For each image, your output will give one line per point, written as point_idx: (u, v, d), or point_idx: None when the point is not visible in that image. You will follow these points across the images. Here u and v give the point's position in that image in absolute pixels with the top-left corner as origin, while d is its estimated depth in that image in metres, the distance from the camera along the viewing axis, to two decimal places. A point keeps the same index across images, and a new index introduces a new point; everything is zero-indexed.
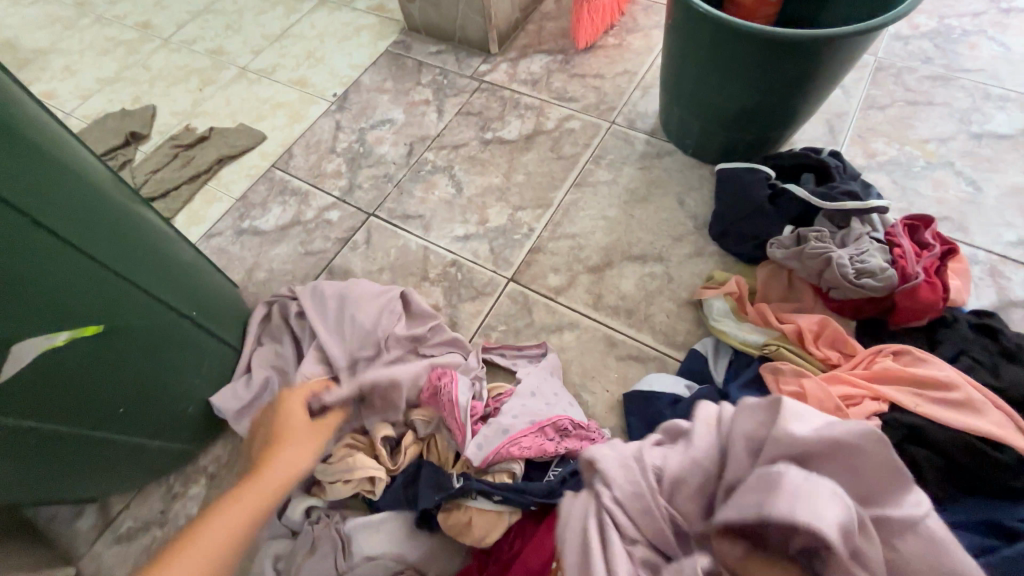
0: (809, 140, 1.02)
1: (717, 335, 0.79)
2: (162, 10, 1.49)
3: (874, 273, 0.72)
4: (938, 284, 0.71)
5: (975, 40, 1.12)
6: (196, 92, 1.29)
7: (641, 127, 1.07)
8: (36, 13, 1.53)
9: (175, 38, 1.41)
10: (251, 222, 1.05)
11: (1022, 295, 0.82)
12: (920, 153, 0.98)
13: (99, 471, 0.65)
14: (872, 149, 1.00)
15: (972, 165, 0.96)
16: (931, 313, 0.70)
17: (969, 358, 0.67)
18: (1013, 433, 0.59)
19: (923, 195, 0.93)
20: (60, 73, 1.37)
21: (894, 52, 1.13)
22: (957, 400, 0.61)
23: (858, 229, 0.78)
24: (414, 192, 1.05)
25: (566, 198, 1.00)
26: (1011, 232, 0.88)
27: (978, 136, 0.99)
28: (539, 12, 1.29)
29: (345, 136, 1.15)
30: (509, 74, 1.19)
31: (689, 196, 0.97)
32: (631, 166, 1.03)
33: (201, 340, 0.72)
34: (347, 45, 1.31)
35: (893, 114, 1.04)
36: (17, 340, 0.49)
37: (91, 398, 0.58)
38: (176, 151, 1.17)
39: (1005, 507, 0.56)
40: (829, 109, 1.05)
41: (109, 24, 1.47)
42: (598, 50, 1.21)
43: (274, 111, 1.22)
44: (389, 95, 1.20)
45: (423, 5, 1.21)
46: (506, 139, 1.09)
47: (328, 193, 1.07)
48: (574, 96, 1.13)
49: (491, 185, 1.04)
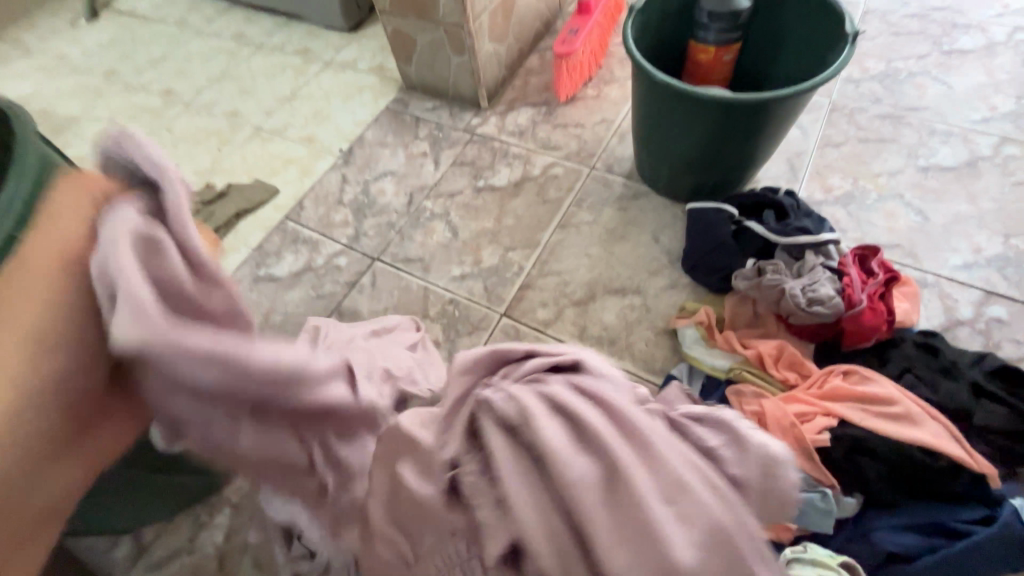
0: (771, 178, 1.12)
1: (690, 361, 0.87)
2: (182, 77, 1.63)
3: (823, 301, 0.80)
4: (881, 309, 0.80)
5: (920, 81, 1.23)
6: (215, 151, 1.42)
7: (618, 171, 1.18)
8: (68, 83, 1.68)
9: (195, 103, 1.55)
10: (267, 269, 1.16)
11: (966, 314, 0.90)
12: (873, 186, 1.08)
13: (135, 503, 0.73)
14: (829, 184, 1.10)
15: (920, 195, 1.06)
16: (876, 335, 0.79)
17: (912, 376, 0.76)
18: (946, 441, 0.68)
19: (876, 225, 1.03)
20: (92, 138, 1.51)
21: (847, 93, 1.23)
22: (897, 414, 0.70)
23: (812, 261, 0.86)
24: (414, 237, 1.15)
25: (552, 238, 1.10)
26: (956, 256, 0.97)
27: (925, 169, 1.09)
28: (524, 67, 1.42)
29: (351, 188, 1.26)
30: (498, 126, 1.31)
31: (663, 233, 1.07)
32: (610, 207, 1.13)
33: None
34: (351, 104, 1.44)
35: (847, 151, 1.14)
36: None
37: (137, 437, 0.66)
38: (197, 207, 1.28)
39: (945, 507, 0.66)
40: (789, 148, 1.16)
41: (136, 91, 1.62)
42: (578, 101, 1.33)
43: (285, 166, 1.34)
44: (390, 149, 1.32)
45: (419, 67, 1.35)
46: (496, 187, 1.20)
47: (337, 240, 1.17)
48: (557, 145, 1.25)
49: (484, 228, 1.14)
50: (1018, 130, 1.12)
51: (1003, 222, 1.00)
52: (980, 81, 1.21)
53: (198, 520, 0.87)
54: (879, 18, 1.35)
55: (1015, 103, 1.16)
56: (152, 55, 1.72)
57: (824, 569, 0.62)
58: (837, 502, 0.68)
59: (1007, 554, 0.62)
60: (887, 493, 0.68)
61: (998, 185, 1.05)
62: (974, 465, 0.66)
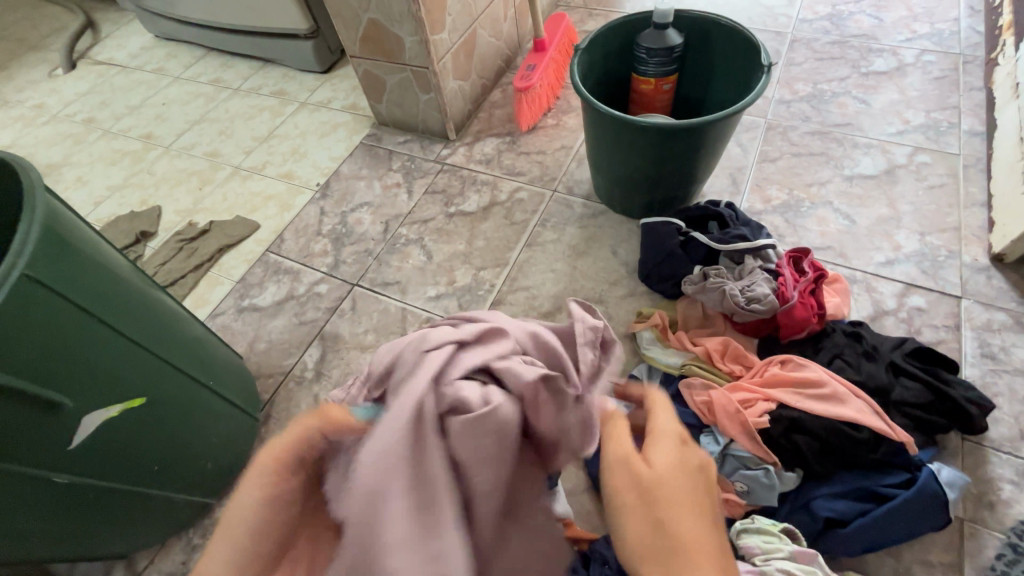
0: (715, 193, 1.23)
1: (649, 361, 0.95)
2: (163, 121, 1.70)
3: (760, 299, 0.90)
4: (810, 304, 0.90)
5: (843, 100, 1.36)
6: (197, 191, 1.48)
7: (578, 193, 1.28)
8: (48, 132, 1.73)
9: (176, 146, 1.61)
10: (250, 300, 1.21)
11: (892, 305, 1.02)
12: (806, 196, 1.20)
13: (131, 526, 0.77)
14: (767, 195, 1.21)
15: (847, 202, 1.17)
16: (807, 327, 0.89)
17: (840, 360, 0.86)
18: (868, 415, 0.77)
19: (810, 230, 1.14)
20: (74, 184, 1.56)
21: (779, 113, 1.36)
22: (826, 394, 0.80)
23: (751, 264, 0.96)
24: (391, 262, 1.22)
25: (520, 257, 1.18)
26: (880, 254, 1.09)
27: (850, 178, 1.21)
28: (488, 101, 1.52)
29: (329, 219, 1.33)
30: (466, 156, 1.41)
31: (621, 247, 1.17)
32: (572, 226, 1.22)
33: (216, 404, 0.86)
34: (327, 141, 1.52)
35: (783, 165, 1.25)
36: (84, 413, 0.63)
37: (135, 458, 0.72)
38: (180, 245, 1.34)
39: (874, 475, 0.76)
40: (730, 165, 1.27)
41: (115, 136, 1.68)
42: (539, 130, 1.43)
43: (265, 202, 1.41)
44: (365, 181, 1.40)
45: (389, 105, 1.44)
46: (466, 212, 1.29)
47: (317, 269, 1.24)
48: (521, 171, 1.35)
49: (456, 251, 1.22)
50: (929, 140, 1.25)
51: (920, 222, 1.12)
52: (895, 98, 1.34)
53: (191, 543, 0.90)
54: (805, 45, 1.50)
55: (925, 116, 1.30)
56: (130, 102, 1.79)
57: (769, 535, 0.72)
58: (780, 478, 0.77)
59: (924, 511, 0.73)
60: (824, 466, 0.77)
61: (913, 190, 1.17)
62: (893, 436, 0.76)
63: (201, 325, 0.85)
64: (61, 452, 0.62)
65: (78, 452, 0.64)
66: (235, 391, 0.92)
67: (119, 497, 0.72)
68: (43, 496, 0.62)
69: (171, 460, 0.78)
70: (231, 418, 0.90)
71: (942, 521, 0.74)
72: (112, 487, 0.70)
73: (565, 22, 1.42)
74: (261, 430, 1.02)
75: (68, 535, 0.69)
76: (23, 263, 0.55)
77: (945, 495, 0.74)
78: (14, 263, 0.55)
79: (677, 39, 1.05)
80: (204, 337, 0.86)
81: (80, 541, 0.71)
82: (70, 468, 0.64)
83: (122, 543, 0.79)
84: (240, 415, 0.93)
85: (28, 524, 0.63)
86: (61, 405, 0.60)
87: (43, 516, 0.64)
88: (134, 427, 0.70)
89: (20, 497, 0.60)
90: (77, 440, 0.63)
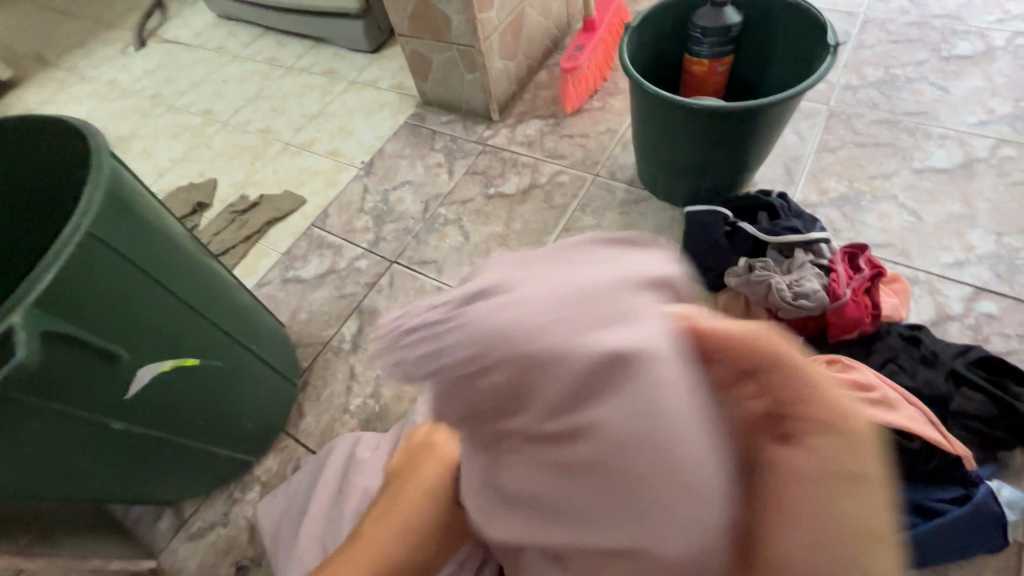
0: (768, 182, 1.17)
1: None
2: (221, 98, 1.77)
3: (809, 294, 0.85)
4: (863, 302, 0.85)
5: (917, 86, 1.25)
6: (249, 165, 1.54)
7: (621, 178, 1.25)
8: (120, 105, 1.85)
9: (232, 121, 1.68)
10: (294, 271, 1.26)
11: (959, 309, 0.95)
12: (867, 189, 1.12)
13: (179, 475, 0.83)
14: (824, 187, 1.14)
15: (914, 197, 1.09)
16: (860, 327, 0.84)
17: (894, 365, 0.81)
18: (923, 424, 0.71)
19: (869, 225, 1.07)
20: (140, 155, 1.66)
21: (844, 100, 1.26)
22: (875, 398, 0.72)
23: (801, 258, 0.90)
24: (429, 241, 1.24)
25: (557, 241, 1.17)
26: (948, 254, 1.01)
27: (919, 171, 1.12)
28: (533, 83, 1.50)
29: (371, 196, 1.36)
30: (508, 138, 1.39)
31: (662, 235, 1.14)
32: (612, 212, 1.20)
33: (259, 369, 0.90)
34: (372, 119, 1.55)
35: (844, 155, 1.17)
36: (140, 365, 0.67)
37: (183, 412, 0.77)
38: (233, 216, 1.40)
39: (931, 490, 0.71)
40: (786, 153, 1.20)
41: (178, 111, 1.77)
42: (584, 113, 1.39)
43: (312, 178, 1.45)
44: (407, 161, 1.41)
45: (434, 85, 1.44)
46: (506, 194, 1.28)
47: (358, 245, 1.27)
48: (563, 154, 1.32)
49: (494, 233, 1.22)
50: (1015, 131, 1.14)
51: (996, 221, 1.03)
52: (978, 85, 1.23)
53: (232, 496, 0.96)
54: (879, 26, 1.38)
55: (1013, 106, 1.18)
56: (192, 79, 1.87)
57: None
58: None
59: (980, 529, 0.69)
60: None
61: (992, 186, 1.07)
62: (950, 447, 0.70)
63: (248, 292, 0.89)
64: (118, 400, 0.67)
65: (133, 402, 0.69)
66: (277, 357, 0.96)
67: (168, 448, 0.78)
68: (101, 439, 0.68)
69: (216, 417, 0.83)
70: (272, 382, 0.95)
71: (998, 542, 0.70)
72: (162, 438, 0.76)
73: (617, 0, 1.37)
74: (299, 396, 1.06)
75: (120, 478, 0.74)
76: (87, 221, 0.59)
77: (1002, 515, 0.70)
78: (80, 220, 0.59)
79: (735, 17, 0.99)
80: (249, 303, 0.90)
81: (134, 484, 0.77)
82: (125, 416, 0.69)
83: (171, 491, 0.85)
84: (279, 380, 0.97)
85: (89, 464, 0.69)
86: (119, 357, 0.64)
87: (101, 457, 0.69)
88: (181, 384, 0.75)
89: (81, 437, 0.65)
90: (132, 391, 0.68)
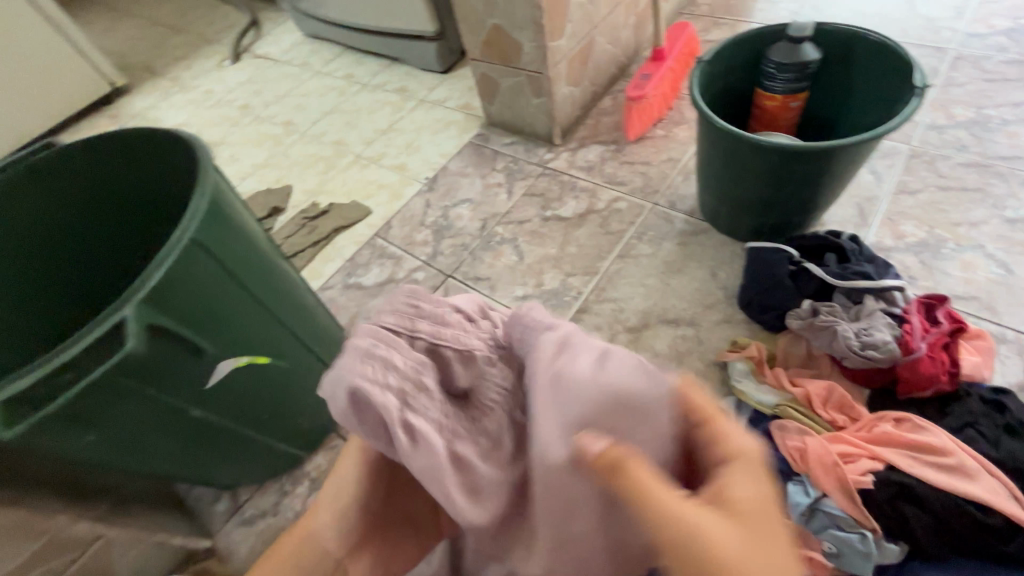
0: (839, 222, 1.12)
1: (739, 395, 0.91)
2: (301, 110, 1.90)
3: (877, 346, 0.81)
4: (940, 359, 0.81)
5: (1013, 129, 1.17)
6: (322, 174, 1.64)
7: (680, 209, 1.24)
8: (213, 114, 2.02)
9: (309, 132, 1.80)
10: (356, 278, 1.32)
11: None
12: (950, 236, 1.05)
13: (241, 463, 0.89)
14: (901, 231, 1.08)
15: (1005, 248, 1.01)
16: (935, 385, 0.80)
17: (973, 430, 0.76)
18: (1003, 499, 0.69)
19: (950, 275, 1.00)
20: (226, 160, 1.80)
21: (928, 140, 1.20)
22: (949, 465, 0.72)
23: (870, 306, 0.87)
24: (484, 258, 1.27)
25: (611, 267, 1.17)
26: None
27: (1011, 221, 1.04)
28: (597, 108, 1.52)
29: (433, 211, 1.41)
30: (569, 162, 1.41)
31: (721, 269, 1.12)
32: (670, 242, 1.19)
33: (319, 369, 0.96)
34: (439, 137, 1.62)
35: (925, 199, 1.11)
36: (221, 359, 0.74)
37: (251, 405, 0.83)
38: (304, 221, 1.49)
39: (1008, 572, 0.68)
40: (859, 192, 1.15)
41: (262, 121, 1.91)
42: (647, 141, 1.40)
43: (379, 190, 1.53)
44: (469, 179, 1.46)
45: (500, 107, 1.49)
46: (562, 217, 1.30)
47: (416, 257, 1.32)
48: (622, 181, 1.33)
49: (548, 254, 1.24)
50: None
51: None
52: None
53: (283, 488, 1.02)
54: (971, 63, 1.31)
55: None
56: (277, 92, 2.03)
57: None
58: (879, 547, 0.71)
59: None
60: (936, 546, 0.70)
61: None
62: None
63: (315, 296, 0.95)
64: (199, 389, 0.73)
65: (211, 392, 0.75)
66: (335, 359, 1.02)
67: (235, 437, 0.84)
68: (181, 423, 0.74)
69: (278, 412, 0.89)
70: None
71: None
72: (231, 427, 0.82)
73: (689, 31, 1.37)
74: None
75: (191, 461, 0.81)
76: (193, 227, 0.66)
77: None
78: (187, 226, 0.65)
79: (814, 54, 0.97)
80: (316, 307, 0.96)
81: (202, 467, 0.84)
82: (203, 404, 0.75)
83: (231, 476, 0.91)
84: None
85: (168, 445, 0.75)
86: (205, 350, 0.70)
87: (179, 439, 0.76)
88: (253, 379, 0.81)
89: (165, 420, 0.72)
90: (212, 381, 0.74)
